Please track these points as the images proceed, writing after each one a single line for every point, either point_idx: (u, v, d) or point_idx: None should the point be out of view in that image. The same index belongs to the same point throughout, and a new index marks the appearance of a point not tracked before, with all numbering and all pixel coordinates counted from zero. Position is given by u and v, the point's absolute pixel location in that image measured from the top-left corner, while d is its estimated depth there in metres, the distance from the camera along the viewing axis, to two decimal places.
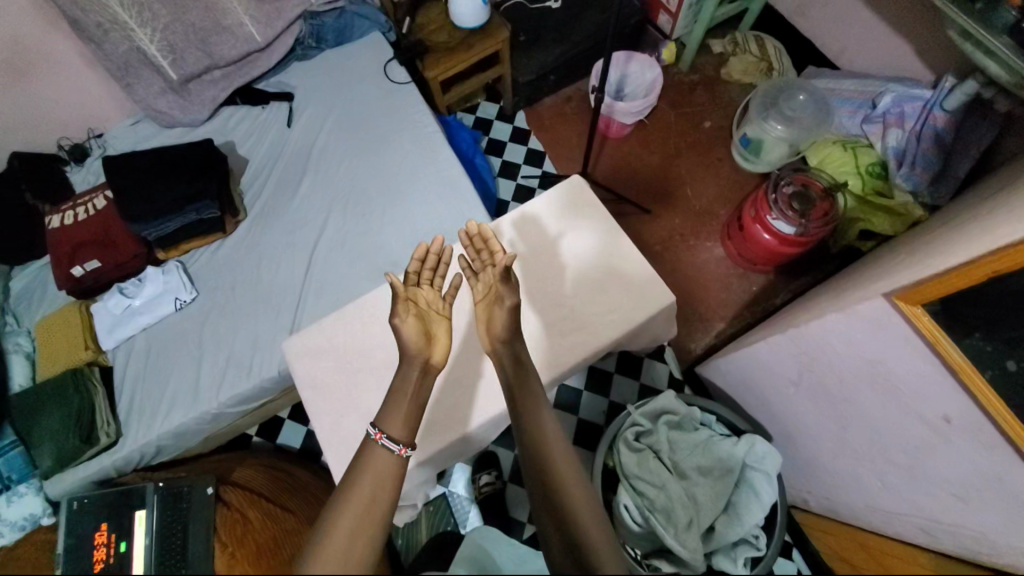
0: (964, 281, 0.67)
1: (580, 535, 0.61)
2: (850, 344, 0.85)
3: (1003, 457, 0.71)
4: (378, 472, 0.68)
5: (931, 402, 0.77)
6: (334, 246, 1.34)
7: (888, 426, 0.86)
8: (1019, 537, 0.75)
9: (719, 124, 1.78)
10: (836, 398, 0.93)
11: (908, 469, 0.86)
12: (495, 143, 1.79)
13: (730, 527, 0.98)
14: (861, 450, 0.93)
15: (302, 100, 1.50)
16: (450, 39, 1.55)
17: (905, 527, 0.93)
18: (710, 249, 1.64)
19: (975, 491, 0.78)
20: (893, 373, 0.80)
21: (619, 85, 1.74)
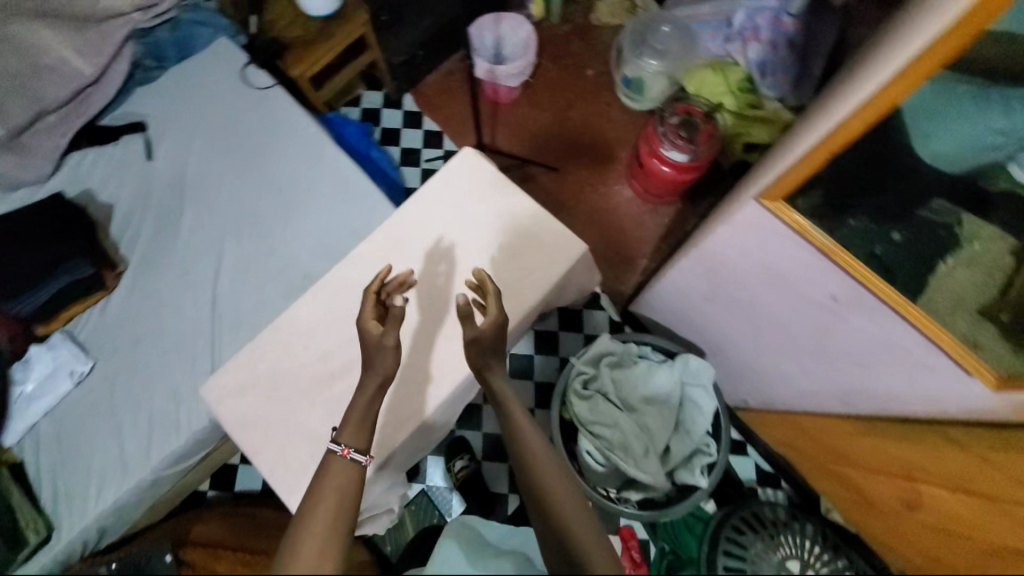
0: (817, 160, 0.71)
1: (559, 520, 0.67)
2: (743, 252, 0.91)
3: (885, 320, 0.79)
4: (338, 483, 0.67)
5: (819, 284, 0.84)
6: (239, 274, 1.26)
7: (795, 317, 0.93)
8: (913, 387, 0.85)
9: (600, 70, 1.82)
10: (747, 303, 1.00)
11: (818, 351, 0.95)
12: (388, 133, 1.73)
13: (682, 442, 1.05)
14: (780, 345, 1.01)
15: (160, 128, 1.38)
16: (306, 32, 1.47)
17: (831, 404, 1.03)
18: (619, 192, 1.70)
19: (874, 358, 0.86)
20: (783, 268, 0.87)
21: (495, 48, 1.69)
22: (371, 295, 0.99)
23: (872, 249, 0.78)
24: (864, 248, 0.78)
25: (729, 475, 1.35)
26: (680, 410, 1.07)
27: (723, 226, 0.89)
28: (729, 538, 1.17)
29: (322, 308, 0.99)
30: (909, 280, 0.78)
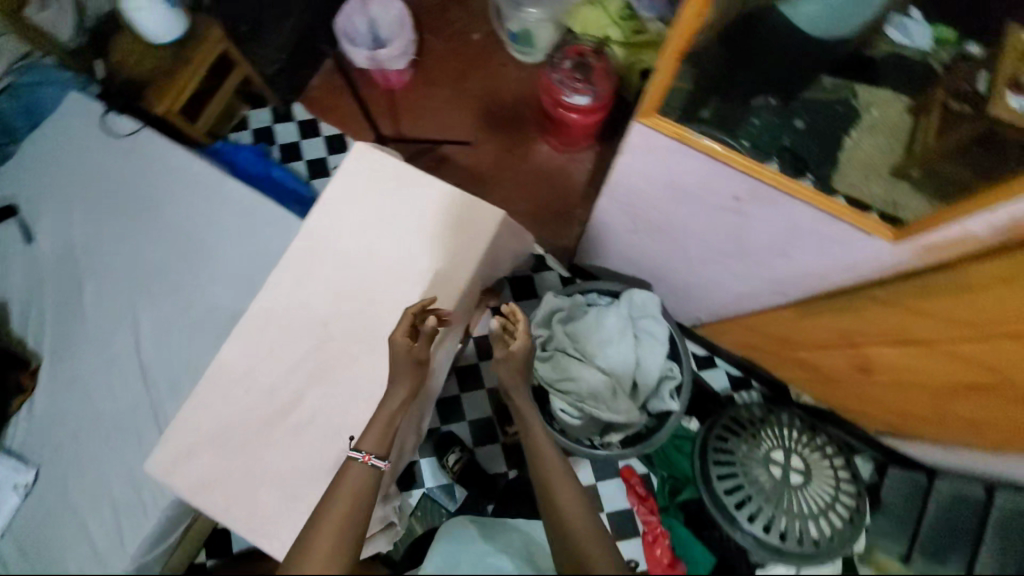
0: (672, 61, 0.71)
1: (565, 525, 0.74)
2: (644, 175, 0.90)
3: (785, 205, 0.77)
4: (353, 487, 0.66)
5: (719, 189, 0.82)
6: (163, 335, 1.17)
7: (708, 223, 0.92)
8: (831, 262, 0.84)
9: (486, 31, 1.77)
10: (666, 225, 1.00)
11: (741, 253, 0.95)
12: (287, 148, 1.64)
13: (647, 375, 1.06)
14: (702, 255, 1.01)
15: (31, 205, 1.25)
16: (160, 62, 1.36)
17: (763, 298, 1.03)
18: (537, 149, 1.68)
19: (787, 245, 0.86)
20: (684, 183, 0.85)
21: (371, 33, 1.61)
22: (287, 334, 0.80)
23: (781, 142, 0.80)
24: (773, 142, 0.80)
25: (704, 389, 1.40)
26: (638, 345, 1.07)
27: (622, 153, 0.88)
28: (716, 448, 1.21)
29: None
30: (821, 164, 0.80)
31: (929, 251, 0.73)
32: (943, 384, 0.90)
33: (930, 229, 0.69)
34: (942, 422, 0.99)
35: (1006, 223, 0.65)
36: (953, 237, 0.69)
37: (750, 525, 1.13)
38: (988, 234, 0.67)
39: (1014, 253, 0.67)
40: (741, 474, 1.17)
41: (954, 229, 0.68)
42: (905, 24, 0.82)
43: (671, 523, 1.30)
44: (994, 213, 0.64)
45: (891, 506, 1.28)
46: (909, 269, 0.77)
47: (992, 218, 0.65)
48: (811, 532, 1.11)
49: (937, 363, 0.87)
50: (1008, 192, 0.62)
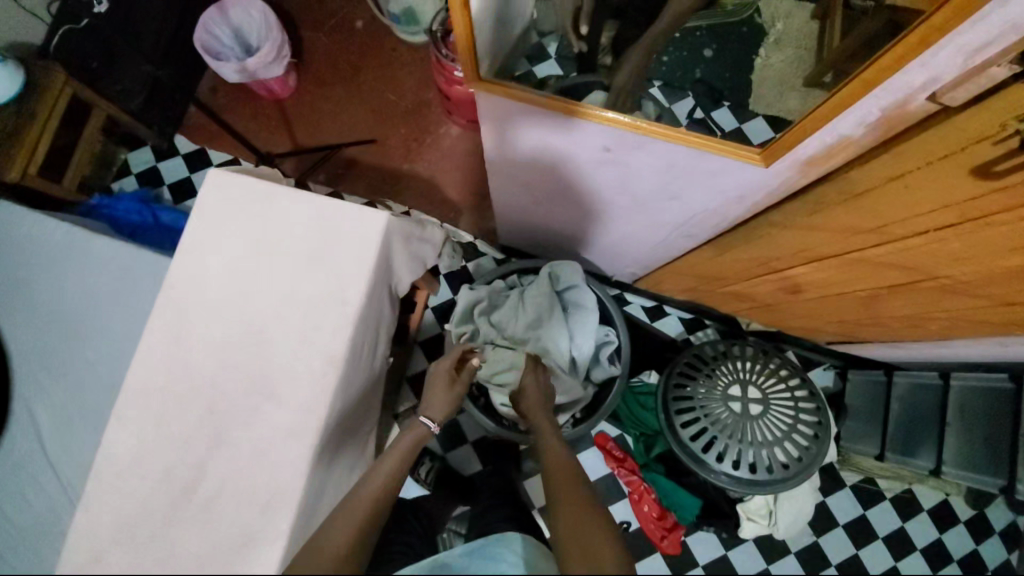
0: (462, 32, 0.66)
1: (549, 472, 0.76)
2: (520, 142, 0.85)
3: (656, 147, 0.74)
4: (380, 479, 0.77)
5: (590, 144, 0.79)
6: (60, 429, 1.01)
7: (594, 179, 0.89)
8: (721, 196, 0.81)
9: (369, 17, 1.65)
10: (560, 186, 0.96)
11: (639, 204, 0.91)
12: (179, 186, 1.51)
13: (582, 346, 1.04)
14: (607, 212, 0.98)
15: None
16: (2, 121, 1.21)
17: (677, 243, 1.00)
18: (447, 132, 1.60)
19: (676, 187, 0.82)
20: (553, 145, 0.82)
21: (240, 43, 1.48)
22: (179, 395, 0.79)
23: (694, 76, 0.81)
24: (687, 78, 0.80)
25: (652, 340, 1.39)
26: (566, 318, 1.04)
27: (489, 125, 0.83)
28: (675, 397, 1.19)
29: (134, 431, 0.77)
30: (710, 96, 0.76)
31: (813, 163, 0.70)
32: (870, 287, 0.88)
33: (796, 144, 0.65)
34: (882, 320, 0.99)
35: (879, 118, 0.60)
36: (832, 143, 0.65)
37: (721, 464, 1.14)
38: (866, 134, 0.63)
39: (898, 144, 0.64)
40: (703, 416, 1.17)
41: (827, 135, 0.64)
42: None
43: (652, 477, 1.30)
44: (859, 111, 0.59)
45: (858, 410, 1.31)
46: (801, 182, 0.75)
47: (865, 116, 0.60)
48: (777, 458, 1.14)
49: (857, 271, 0.85)
50: (865, 87, 0.56)
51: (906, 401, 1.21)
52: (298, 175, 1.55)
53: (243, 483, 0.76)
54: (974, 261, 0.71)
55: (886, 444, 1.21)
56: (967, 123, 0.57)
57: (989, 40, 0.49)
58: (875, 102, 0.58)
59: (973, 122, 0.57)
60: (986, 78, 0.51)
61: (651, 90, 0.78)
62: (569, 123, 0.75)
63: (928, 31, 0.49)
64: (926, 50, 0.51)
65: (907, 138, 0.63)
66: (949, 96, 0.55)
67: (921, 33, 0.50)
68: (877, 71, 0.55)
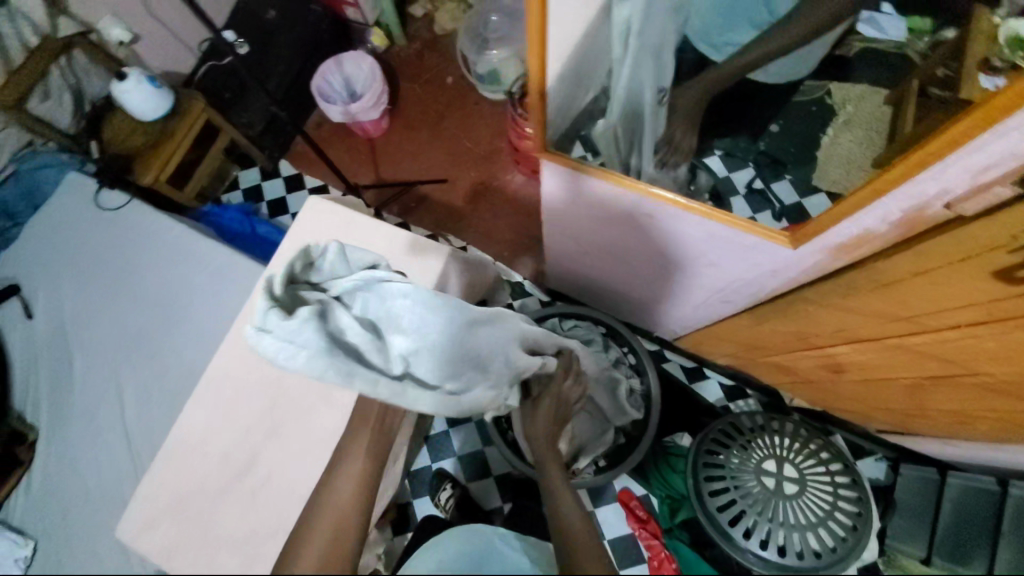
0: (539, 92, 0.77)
1: (556, 493, 0.75)
2: (573, 198, 0.94)
3: (696, 219, 0.80)
4: (339, 503, 0.70)
5: (637, 208, 0.86)
6: (146, 400, 1.19)
7: (639, 241, 0.96)
8: (756, 271, 0.85)
9: (458, 74, 1.85)
10: (606, 245, 1.03)
11: (680, 266, 0.96)
12: (274, 203, 1.72)
13: (495, 377, 0.78)
14: (650, 270, 1.04)
15: (31, 283, 1.31)
16: (148, 137, 1.43)
17: (714, 307, 1.04)
18: (512, 179, 1.72)
19: (714, 258, 0.88)
20: (603, 204, 0.90)
21: (347, 88, 1.71)
22: (247, 387, 0.90)
23: (758, 148, 0.97)
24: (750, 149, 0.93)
25: (688, 402, 1.38)
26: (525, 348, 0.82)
27: (545, 184, 0.94)
28: (706, 462, 1.17)
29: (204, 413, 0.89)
30: None
31: (842, 250, 0.74)
32: (911, 375, 0.86)
33: (820, 233, 0.70)
34: (930, 412, 0.95)
35: (899, 217, 0.66)
36: (856, 235, 0.70)
37: (749, 541, 1.10)
38: (890, 229, 0.68)
39: (920, 242, 0.67)
40: (733, 487, 1.14)
41: (851, 228, 0.69)
42: (872, 15, 0.90)
43: (673, 544, 1.26)
44: (879, 209, 0.65)
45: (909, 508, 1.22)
46: (834, 266, 0.79)
47: (885, 215, 0.66)
48: (810, 543, 1.09)
49: (899, 358, 0.84)
50: (877, 194, 0.62)
51: (959, 503, 1.11)
52: (375, 205, 1.72)
53: (287, 476, 0.84)
54: (1014, 361, 0.69)
55: (935, 547, 1.10)
56: (977, 233, 0.61)
57: (994, 161, 0.55)
58: (890, 204, 0.64)
59: (986, 231, 0.60)
60: (992, 194, 0.58)
61: (710, 159, 0.92)
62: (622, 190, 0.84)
63: (920, 158, 0.57)
64: (925, 170, 0.58)
65: (931, 235, 0.66)
66: (961, 207, 0.61)
67: (915, 159, 0.57)
68: (884, 183, 0.61)
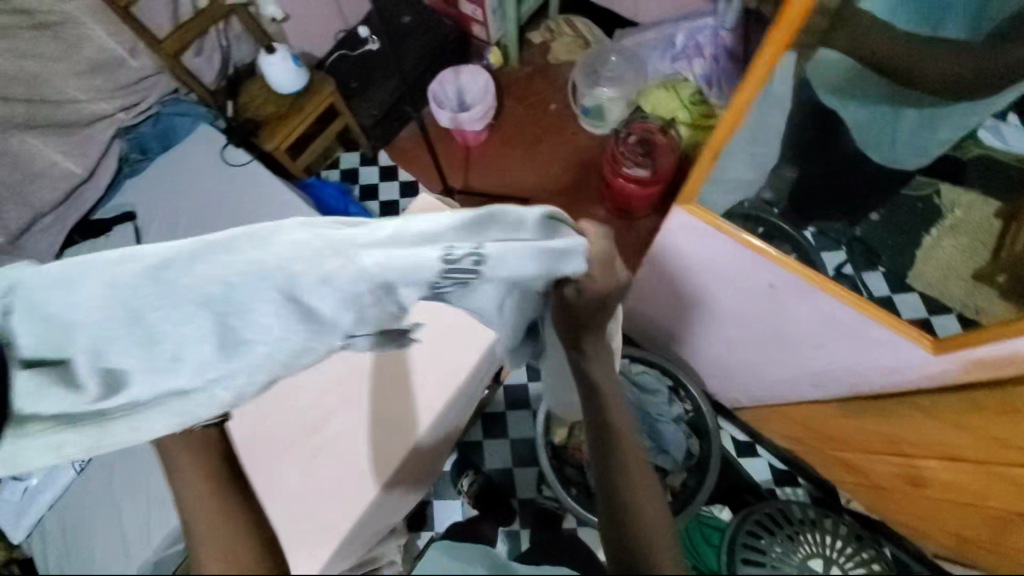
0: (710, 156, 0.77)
1: (617, 436, 0.64)
2: (684, 255, 0.91)
3: (822, 297, 0.79)
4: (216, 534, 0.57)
5: (754, 274, 0.84)
6: None
7: (744, 308, 0.92)
8: (869, 359, 0.83)
9: (563, 103, 1.91)
10: (701, 302, 0.99)
11: (778, 340, 0.93)
12: (366, 189, 1.82)
13: (314, 328, 0.53)
14: (742, 340, 1.00)
15: (146, 214, 1.42)
16: (278, 108, 1.55)
17: (803, 388, 1.01)
18: (594, 213, 1.74)
19: (826, 337, 0.85)
20: (717, 265, 0.88)
21: (458, 97, 1.80)
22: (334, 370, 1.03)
23: (854, 233, 0.95)
24: (848, 233, 0.94)
25: (739, 477, 1.32)
26: (361, 256, 0.51)
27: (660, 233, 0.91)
28: (747, 544, 1.10)
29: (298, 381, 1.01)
30: None
31: (979, 367, 0.72)
32: (1004, 506, 0.78)
33: (972, 344, 0.69)
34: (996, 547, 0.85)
35: None
36: (1005, 354, 0.68)
37: None
38: None
39: None
40: None
41: (1003, 347, 0.67)
42: (997, 124, 0.90)
43: None
44: None
45: None
46: (963, 380, 0.76)
47: None
48: None
49: (992, 484, 0.79)
50: None
51: None
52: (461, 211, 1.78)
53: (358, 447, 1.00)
54: None
55: None
56: None
57: None
58: None
59: None
60: None
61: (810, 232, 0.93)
62: (755, 257, 0.81)
63: None
64: None
65: None
66: None
67: None
68: None
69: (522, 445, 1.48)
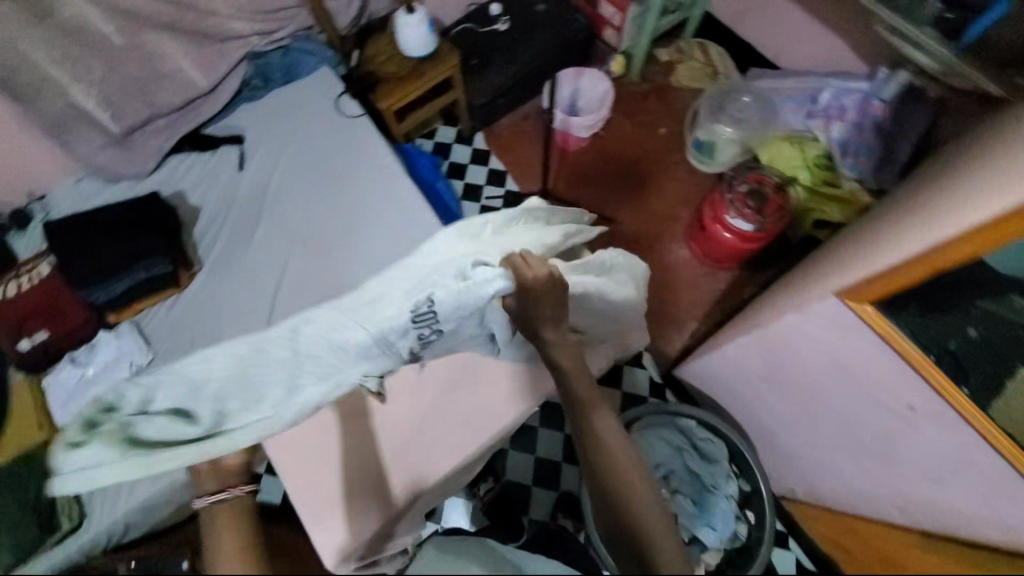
0: (928, 267, 0.64)
1: (609, 455, 0.74)
2: (812, 342, 0.83)
3: (969, 441, 0.72)
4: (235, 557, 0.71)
5: (897, 392, 0.76)
6: (299, 287, 1.29)
7: (864, 418, 0.84)
8: (990, 509, 0.78)
9: (674, 129, 1.83)
10: (804, 390, 0.91)
11: (881, 456, 0.86)
12: (455, 166, 1.80)
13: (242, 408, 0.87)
14: (835, 440, 0.93)
15: (252, 141, 1.45)
16: (400, 69, 1.54)
17: (884, 509, 0.95)
18: (677, 251, 1.66)
19: (948, 472, 0.78)
20: (858, 369, 0.79)
21: (571, 98, 1.76)
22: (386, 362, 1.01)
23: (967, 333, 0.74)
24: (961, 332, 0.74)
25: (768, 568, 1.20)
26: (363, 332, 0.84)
27: (791, 311, 0.82)
28: None
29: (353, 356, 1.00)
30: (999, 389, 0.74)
31: None
32: None
33: None
34: None
35: None
36: None
37: None
38: None
39: None
40: None
41: None
42: None
43: None
44: None
45: None
46: None
47: None
48: None
49: None
50: None
51: None
52: None
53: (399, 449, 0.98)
54: None
55: None
56: None
57: None
58: None
59: None
60: None
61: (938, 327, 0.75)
62: (922, 385, 0.72)
63: None
64: None
65: None
66: None
67: None
68: None
69: (546, 467, 1.46)
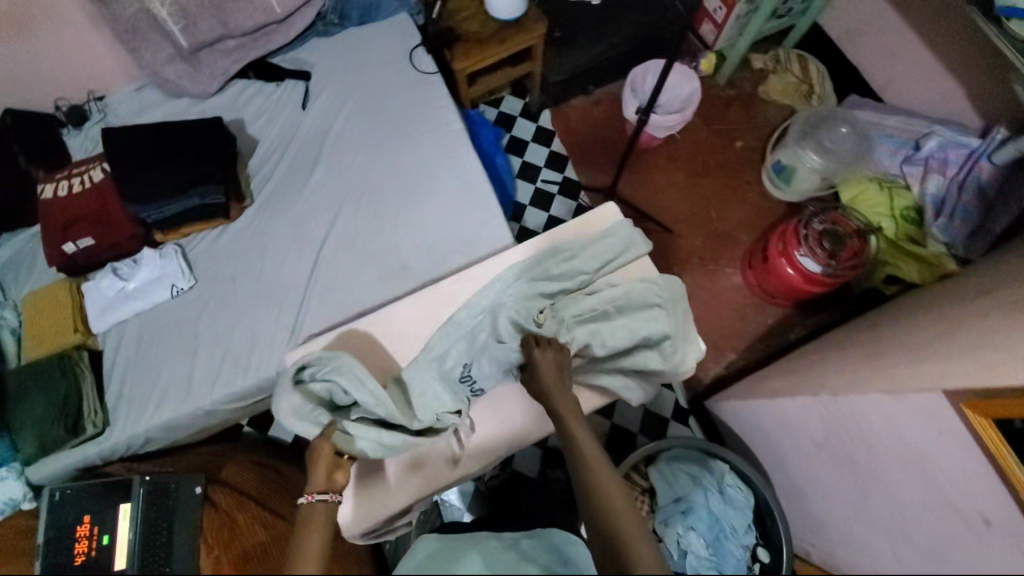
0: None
1: (605, 499, 0.68)
2: (889, 423, 0.84)
3: None
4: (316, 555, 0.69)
5: (972, 498, 0.72)
6: (343, 243, 1.25)
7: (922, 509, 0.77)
8: None
9: (752, 145, 1.71)
10: (861, 466, 0.87)
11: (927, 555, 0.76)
12: (516, 141, 1.72)
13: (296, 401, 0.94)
14: (877, 523, 0.84)
15: (319, 79, 1.39)
16: (482, 30, 1.44)
17: None
18: (731, 276, 1.58)
19: None
20: (934, 465, 0.77)
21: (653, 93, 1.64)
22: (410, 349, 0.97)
23: None
24: None
25: None
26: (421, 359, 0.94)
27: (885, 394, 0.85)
28: None
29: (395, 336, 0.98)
30: None
31: None
32: None
33: None
34: None
35: None
36: None
37: None
38: None
39: None
40: None
41: None
42: None
43: None
44: None
45: None
46: None
47: None
48: None
49: None
50: None
51: None
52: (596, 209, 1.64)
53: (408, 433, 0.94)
54: None
55: None
56: None
57: None
58: None
59: None
60: None
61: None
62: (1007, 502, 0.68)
63: None
64: None
65: None
66: None
67: None
68: None
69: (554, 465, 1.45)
